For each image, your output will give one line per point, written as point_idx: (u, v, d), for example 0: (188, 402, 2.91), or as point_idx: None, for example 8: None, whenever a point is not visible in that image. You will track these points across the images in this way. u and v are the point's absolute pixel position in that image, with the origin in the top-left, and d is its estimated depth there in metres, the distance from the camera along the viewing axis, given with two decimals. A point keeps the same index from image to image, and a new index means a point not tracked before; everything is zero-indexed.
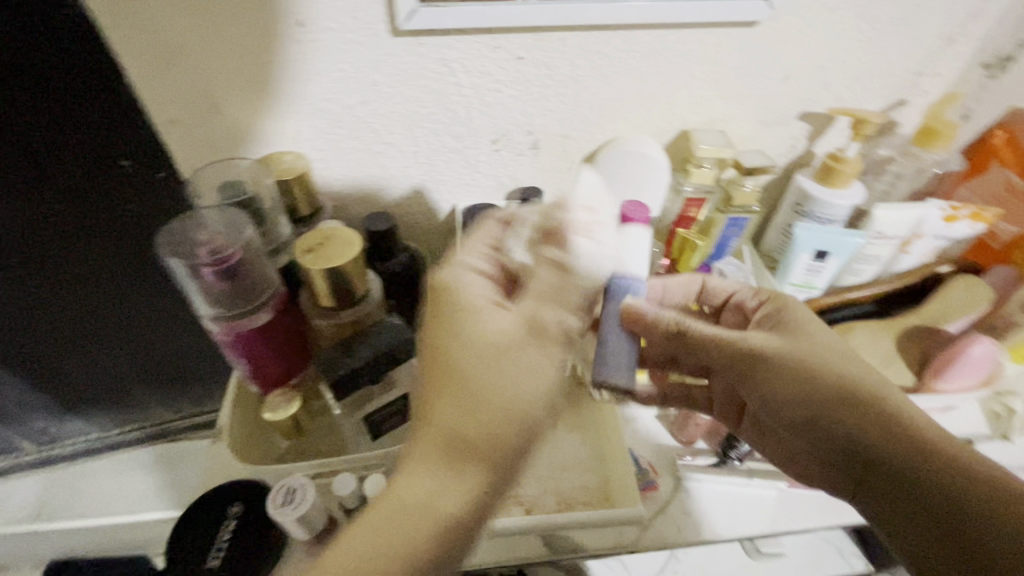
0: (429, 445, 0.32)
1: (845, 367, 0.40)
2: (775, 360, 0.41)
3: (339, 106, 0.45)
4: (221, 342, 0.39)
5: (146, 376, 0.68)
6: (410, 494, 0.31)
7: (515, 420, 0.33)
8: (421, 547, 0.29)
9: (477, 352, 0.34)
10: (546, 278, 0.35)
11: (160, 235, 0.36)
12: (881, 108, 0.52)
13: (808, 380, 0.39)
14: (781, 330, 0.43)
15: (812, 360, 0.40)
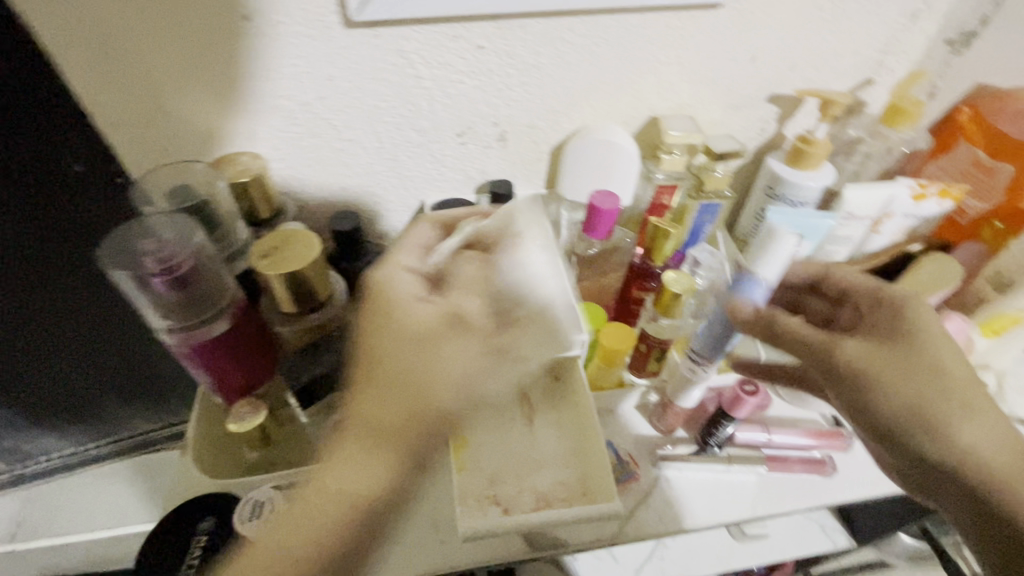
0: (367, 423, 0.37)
1: (952, 380, 0.37)
2: (890, 377, 0.37)
3: (295, 102, 0.43)
4: (179, 354, 0.37)
5: (119, 387, 0.70)
6: (336, 483, 0.36)
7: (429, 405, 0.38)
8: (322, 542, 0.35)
9: (411, 350, 0.39)
10: (471, 273, 0.43)
11: (104, 251, 0.35)
12: (849, 87, 0.52)
13: (909, 396, 0.37)
14: (903, 337, 0.37)
15: (934, 374, 0.36)
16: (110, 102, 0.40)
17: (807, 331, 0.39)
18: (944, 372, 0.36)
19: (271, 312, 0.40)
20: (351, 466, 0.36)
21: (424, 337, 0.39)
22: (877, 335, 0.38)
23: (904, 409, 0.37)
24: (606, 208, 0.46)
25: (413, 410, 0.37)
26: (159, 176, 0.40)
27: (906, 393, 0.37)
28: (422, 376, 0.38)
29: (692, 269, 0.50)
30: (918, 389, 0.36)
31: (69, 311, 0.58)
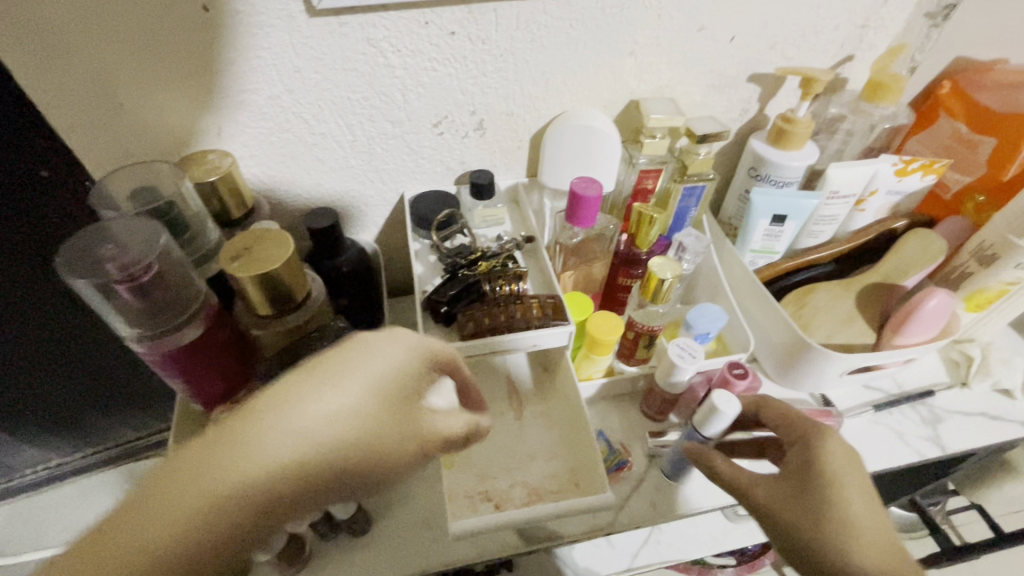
0: (186, 503, 0.26)
1: (863, 534, 0.31)
2: (788, 520, 0.33)
3: (262, 96, 0.41)
4: (151, 362, 0.36)
5: (98, 396, 0.68)
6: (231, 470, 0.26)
7: (263, 512, 0.27)
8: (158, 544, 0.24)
9: (308, 443, 0.28)
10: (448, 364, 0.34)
11: (61, 257, 0.33)
12: (830, 64, 0.51)
13: (808, 542, 0.31)
14: (809, 480, 0.33)
15: (836, 518, 0.31)
16: (67, 106, 0.38)
17: (740, 472, 0.36)
18: (849, 518, 0.31)
19: (246, 315, 0.38)
20: (194, 513, 0.25)
21: (334, 427, 0.28)
22: (793, 477, 0.34)
23: (807, 553, 0.31)
24: (589, 195, 0.45)
25: (238, 511, 0.26)
26: (121, 179, 0.39)
27: (805, 536, 0.32)
28: (298, 474, 0.27)
29: (678, 254, 0.50)
30: (812, 529, 0.32)
31: (44, 321, 0.56)
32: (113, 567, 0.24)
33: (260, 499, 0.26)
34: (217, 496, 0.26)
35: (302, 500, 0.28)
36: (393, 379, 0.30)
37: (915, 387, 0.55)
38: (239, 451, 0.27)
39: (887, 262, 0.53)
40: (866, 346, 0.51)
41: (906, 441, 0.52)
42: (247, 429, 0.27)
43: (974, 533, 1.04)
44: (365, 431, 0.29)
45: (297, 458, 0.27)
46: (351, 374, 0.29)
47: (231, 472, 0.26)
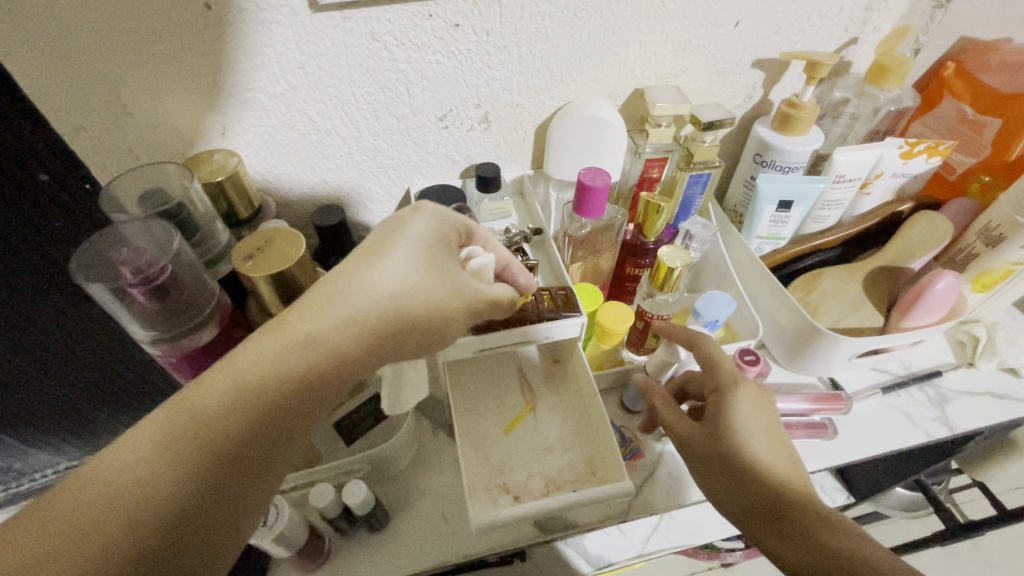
0: (243, 384, 0.29)
1: (764, 453, 0.37)
2: (708, 455, 0.39)
3: (266, 94, 0.41)
4: (167, 364, 0.36)
5: (107, 399, 0.69)
6: (256, 362, 0.29)
7: (322, 364, 0.30)
8: (215, 433, 0.27)
9: (383, 299, 0.32)
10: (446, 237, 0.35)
11: (73, 263, 0.32)
12: (834, 48, 0.51)
13: (720, 474, 0.37)
14: (722, 427, 0.39)
15: (747, 461, 0.37)
16: (70, 108, 0.38)
17: (676, 419, 0.42)
18: (745, 426, 0.38)
19: (259, 314, 0.38)
20: (255, 387, 0.29)
21: (388, 296, 0.32)
22: (710, 419, 0.40)
23: (720, 481, 0.37)
24: (596, 185, 0.45)
25: (331, 345, 0.31)
26: (126, 181, 0.38)
27: (719, 471, 0.38)
28: (378, 318, 0.32)
29: (685, 242, 0.50)
30: (722, 466, 0.37)
31: (49, 326, 0.56)
32: (180, 456, 0.26)
33: (347, 336, 0.31)
34: (309, 334, 0.31)
35: (346, 360, 0.31)
36: (432, 243, 0.35)
37: (920, 369, 0.56)
38: (310, 314, 0.31)
39: (894, 246, 0.53)
40: (874, 329, 0.51)
41: (915, 422, 0.52)
42: (319, 296, 0.32)
43: (976, 510, 1.05)
44: (430, 289, 0.34)
45: (371, 309, 0.32)
46: (404, 238, 0.34)
47: (309, 328, 0.31)
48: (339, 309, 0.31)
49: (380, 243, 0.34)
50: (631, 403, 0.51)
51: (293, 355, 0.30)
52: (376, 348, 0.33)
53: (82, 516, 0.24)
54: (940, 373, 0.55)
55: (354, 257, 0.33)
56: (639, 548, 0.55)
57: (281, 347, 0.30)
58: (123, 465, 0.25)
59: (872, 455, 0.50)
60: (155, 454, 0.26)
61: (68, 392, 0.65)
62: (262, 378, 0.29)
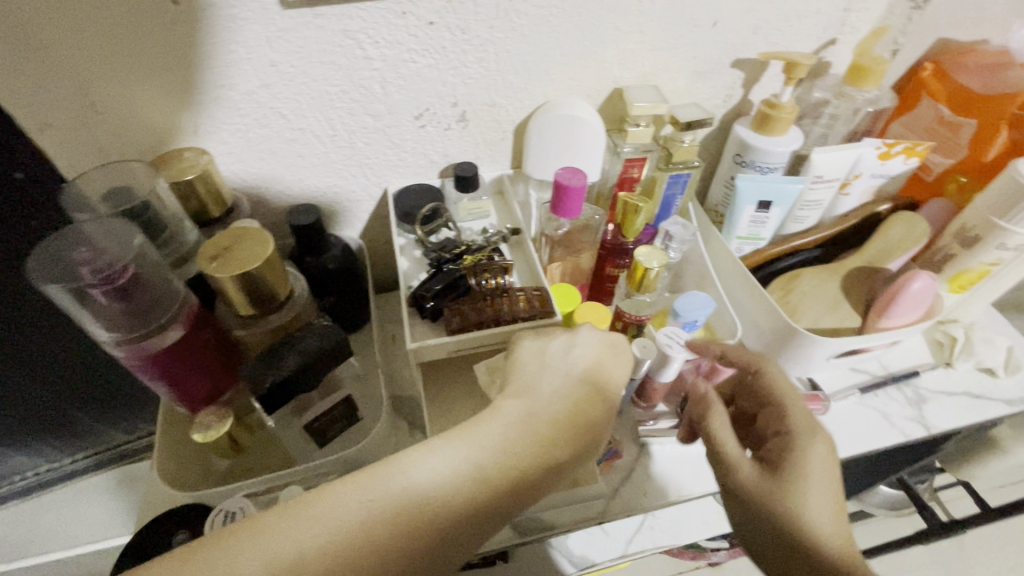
0: (463, 476, 0.30)
1: (822, 514, 0.35)
2: (759, 504, 0.37)
3: (238, 92, 0.40)
4: (132, 367, 0.35)
5: (86, 401, 0.68)
6: (486, 450, 0.31)
7: (523, 470, 0.31)
8: (444, 508, 0.29)
9: (564, 407, 0.34)
10: (607, 355, 0.38)
11: (31, 264, 0.32)
12: (813, 49, 0.51)
13: (755, 515, 0.37)
14: (785, 471, 0.37)
15: (792, 519, 0.35)
16: (35, 105, 0.37)
17: (732, 446, 0.39)
18: (808, 481, 0.36)
19: (227, 315, 0.38)
20: (479, 483, 0.30)
21: (576, 400, 0.35)
22: (772, 464, 0.38)
23: (752, 522, 0.37)
24: (574, 184, 0.45)
25: (524, 451, 0.32)
26: (91, 179, 0.37)
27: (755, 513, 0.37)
28: (565, 423, 0.34)
29: (665, 242, 0.50)
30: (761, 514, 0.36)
31: (24, 325, 0.55)
32: (409, 511, 0.28)
33: (537, 447, 0.32)
34: (524, 422, 0.33)
35: (533, 475, 0.32)
36: (599, 363, 0.37)
37: (898, 369, 0.56)
38: (519, 409, 0.34)
39: (872, 246, 0.54)
40: (852, 329, 0.51)
41: (892, 421, 0.52)
42: (526, 394, 0.34)
43: (962, 508, 1.06)
44: (595, 405, 0.36)
45: (558, 415, 0.34)
46: (582, 350, 0.37)
47: (520, 420, 0.33)
48: (539, 411, 0.34)
49: (570, 345, 0.37)
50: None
51: (511, 462, 0.31)
52: (555, 461, 0.33)
53: (327, 530, 0.26)
54: (918, 373, 0.55)
55: (549, 359, 0.36)
56: (622, 548, 0.53)
57: (501, 436, 0.32)
58: (368, 494, 0.27)
59: (849, 455, 0.50)
60: (403, 492, 0.28)
61: (47, 393, 0.64)
62: (487, 470, 0.30)
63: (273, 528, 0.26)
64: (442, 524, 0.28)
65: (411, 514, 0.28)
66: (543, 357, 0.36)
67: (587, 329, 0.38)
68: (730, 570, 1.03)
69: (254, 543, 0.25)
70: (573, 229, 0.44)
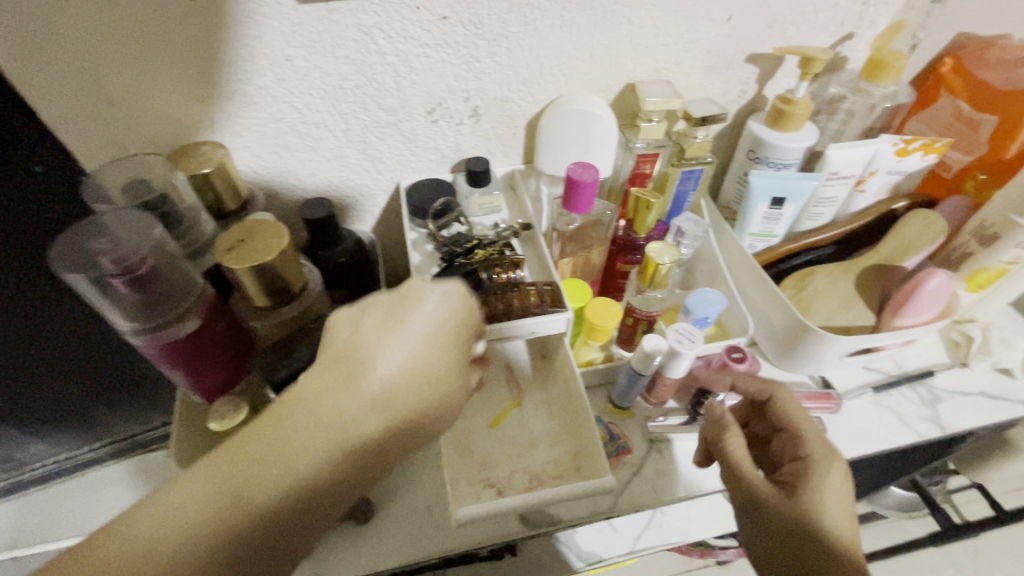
0: (262, 477, 0.27)
1: (843, 542, 0.34)
2: (780, 532, 0.36)
3: (253, 86, 0.41)
4: (150, 355, 0.36)
5: (103, 391, 0.69)
6: (290, 440, 0.28)
7: (343, 451, 0.29)
8: (238, 521, 0.26)
9: (379, 382, 0.30)
10: (438, 314, 0.32)
11: (53, 254, 0.32)
12: (829, 43, 0.50)
13: (783, 552, 0.35)
14: (804, 497, 0.36)
15: (825, 545, 0.34)
16: (56, 98, 0.38)
17: (748, 469, 0.38)
18: (826, 508, 0.36)
19: (242, 305, 0.38)
20: (283, 482, 0.28)
21: (415, 373, 0.31)
22: (791, 490, 0.38)
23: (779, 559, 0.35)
24: (586, 180, 0.45)
25: (346, 436, 0.29)
26: (109, 172, 0.38)
27: (781, 542, 0.36)
28: (378, 398, 0.30)
29: (677, 239, 0.50)
30: (787, 540, 0.35)
31: (44, 316, 0.56)
32: (189, 539, 0.26)
33: (356, 429, 0.29)
34: (323, 421, 0.29)
35: (357, 458, 0.29)
36: (441, 324, 0.32)
37: (913, 368, 0.55)
38: (332, 391, 0.29)
39: (887, 244, 0.53)
40: (865, 328, 0.51)
41: (906, 421, 0.52)
42: (336, 376, 0.30)
43: (975, 512, 1.04)
44: (435, 368, 0.31)
45: (378, 390, 0.30)
46: (408, 321, 0.31)
47: (333, 409, 0.29)
48: (348, 390, 0.29)
49: (397, 310, 0.31)
50: (620, 401, 0.50)
51: (326, 448, 0.28)
52: (375, 445, 0.30)
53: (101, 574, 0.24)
54: (933, 372, 0.55)
55: (370, 326, 0.31)
56: (630, 545, 0.54)
57: (300, 436, 0.28)
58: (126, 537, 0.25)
59: (861, 454, 0.50)
60: (170, 527, 0.26)
61: (66, 383, 0.65)
62: (252, 488, 0.27)
63: None
64: (239, 540, 0.27)
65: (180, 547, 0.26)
66: (362, 322, 0.31)
67: (415, 282, 0.32)
68: (737, 570, 1.03)
69: None
70: (584, 220, 0.45)
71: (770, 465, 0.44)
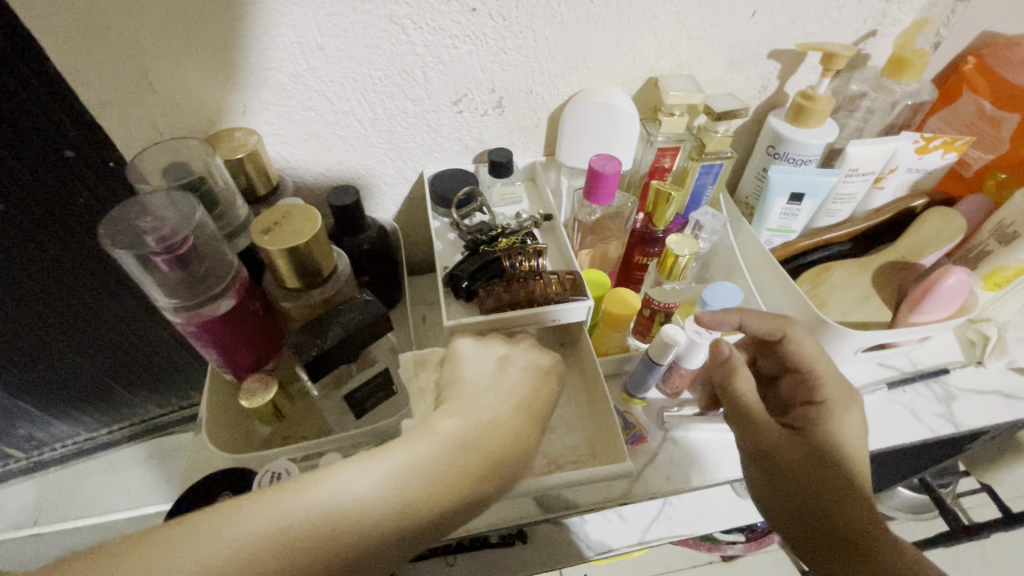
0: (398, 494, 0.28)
1: (849, 464, 0.38)
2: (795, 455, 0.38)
3: (286, 74, 0.42)
4: (185, 332, 0.38)
5: (126, 374, 0.71)
6: (427, 462, 0.30)
7: (465, 489, 0.31)
8: (372, 527, 0.27)
9: (498, 435, 0.33)
10: (536, 378, 0.38)
11: (101, 229, 0.33)
12: (853, 40, 0.50)
13: (795, 471, 0.38)
14: (817, 430, 0.40)
15: (833, 465, 0.37)
16: (99, 83, 0.39)
17: (758, 408, 0.40)
18: (839, 439, 0.39)
19: (274, 287, 0.40)
20: (413, 503, 0.29)
21: (520, 420, 0.35)
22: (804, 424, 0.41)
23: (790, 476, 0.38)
24: (608, 171, 0.46)
25: (467, 471, 0.31)
26: (149, 156, 0.40)
27: (795, 476, 0.38)
28: (492, 448, 0.33)
29: (695, 232, 0.51)
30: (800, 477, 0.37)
31: (74, 299, 0.58)
32: (324, 526, 0.26)
33: (474, 471, 0.31)
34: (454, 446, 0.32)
35: (467, 499, 0.31)
36: (539, 376, 0.38)
37: (927, 366, 0.56)
38: (460, 425, 0.33)
39: (905, 241, 0.53)
40: (881, 324, 0.51)
41: (920, 417, 0.52)
42: (462, 411, 0.34)
43: (984, 515, 1.04)
44: (530, 421, 0.36)
45: (497, 436, 0.33)
46: (519, 365, 0.38)
47: (457, 439, 0.32)
48: (473, 427, 0.33)
49: (509, 360, 0.39)
50: (633, 390, 0.51)
51: (451, 474, 0.31)
52: (484, 488, 0.32)
53: (246, 542, 0.25)
54: (948, 370, 0.55)
55: (490, 370, 0.37)
56: (637, 535, 0.53)
57: (432, 456, 0.30)
58: (282, 510, 0.26)
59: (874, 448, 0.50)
60: (308, 517, 0.26)
61: (90, 365, 0.67)
62: (380, 504, 0.28)
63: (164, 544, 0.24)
64: (364, 540, 0.27)
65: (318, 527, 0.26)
66: (485, 367, 0.37)
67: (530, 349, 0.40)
68: (743, 568, 1.03)
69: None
70: (607, 205, 0.46)
71: (779, 404, 0.47)
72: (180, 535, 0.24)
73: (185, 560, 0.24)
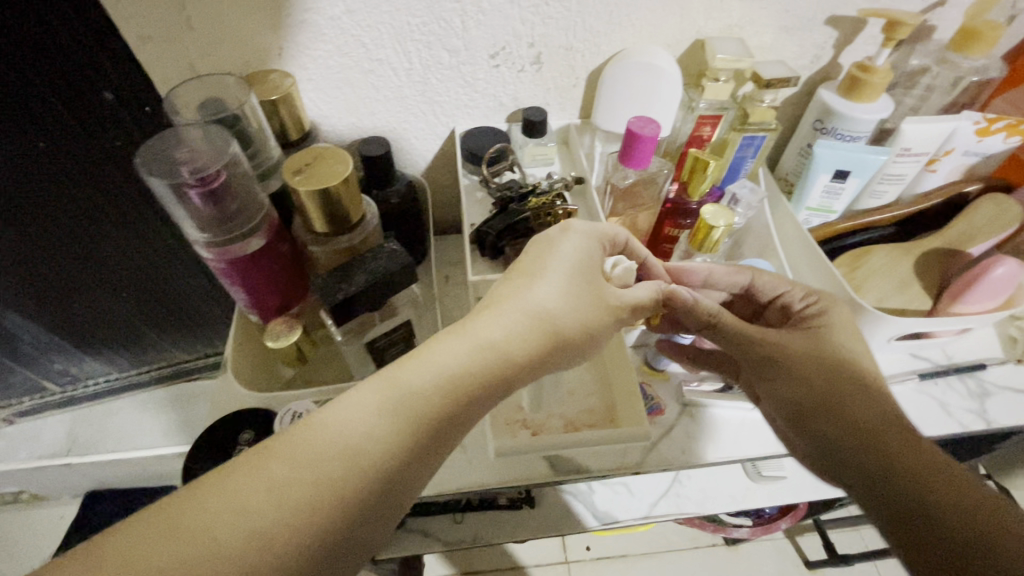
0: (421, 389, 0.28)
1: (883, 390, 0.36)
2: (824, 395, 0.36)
3: (322, 16, 0.41)
4: (215, 268, 0.38)
5: (155, 317, 0.72)
6: (448, 359, 0.30)
7: (503, 368, 0.31)
8: (403, 428, 0.27)
9: (535, 318, 0.32)
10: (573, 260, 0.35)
11: (140, 156, 0.34)
12: (919, 9, 0.47)
13: (829, 410, 0.36)
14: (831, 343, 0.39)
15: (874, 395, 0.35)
16: (137, 16, 0.38)
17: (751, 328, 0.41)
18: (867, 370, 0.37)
19: (303, 232, 0.40)
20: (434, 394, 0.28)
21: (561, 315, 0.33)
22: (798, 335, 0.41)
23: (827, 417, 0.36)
24: (646, 134, 0.44)
25: (505, 352, 0.31)
26: (183, 92, 0.40)
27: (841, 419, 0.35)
28: (546, 334, 0.32)
29: (731, 205, 0.49)
30: (822, 405, 0.36)
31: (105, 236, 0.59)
32: (353, 435, 0.26)
33: (519, 348, 0.31)
34: (484, 344, 0.31)
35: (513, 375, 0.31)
36: (575, 267, 0.35)
37: (964, 360, 0.54)
38: (488, 324, 0.32)
39: (955, 227, 0.52)
40: (920, 312, 0.49)
41: (950, 411, 0.51)
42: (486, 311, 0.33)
43: None
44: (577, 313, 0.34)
45: (532, 326, 0.32)
46: (551, 265, 0.34)
47: (486, 339, 0.31)
48: (498, 319, 0.32)
49: (525, 261, 0.35)
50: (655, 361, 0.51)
51: (485, 362, 0.30)
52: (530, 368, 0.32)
53: (293, 478, 0.24)
54: (984, 366, 0.53)
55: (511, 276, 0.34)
56: (646, 509, 0.54)
57: (457, 352, 0.30)
58: (315, 444, 0.25)
59: None
60: (368, 421, 0.27)
61: (121, 305, 0.69)
62: (402, 412, 0.27)
63: (215, 493, 0.23)
64: (407, 441, 0.27)
65: (357, 450, 0.26)
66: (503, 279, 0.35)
67: (545, 236, 0.36)
68: (748, 554, 1.03)
69: (184, 528, 0.22)
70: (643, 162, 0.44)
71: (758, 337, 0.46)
72: (227, 481, 0.24)
73: (246, 500, 0.23)
